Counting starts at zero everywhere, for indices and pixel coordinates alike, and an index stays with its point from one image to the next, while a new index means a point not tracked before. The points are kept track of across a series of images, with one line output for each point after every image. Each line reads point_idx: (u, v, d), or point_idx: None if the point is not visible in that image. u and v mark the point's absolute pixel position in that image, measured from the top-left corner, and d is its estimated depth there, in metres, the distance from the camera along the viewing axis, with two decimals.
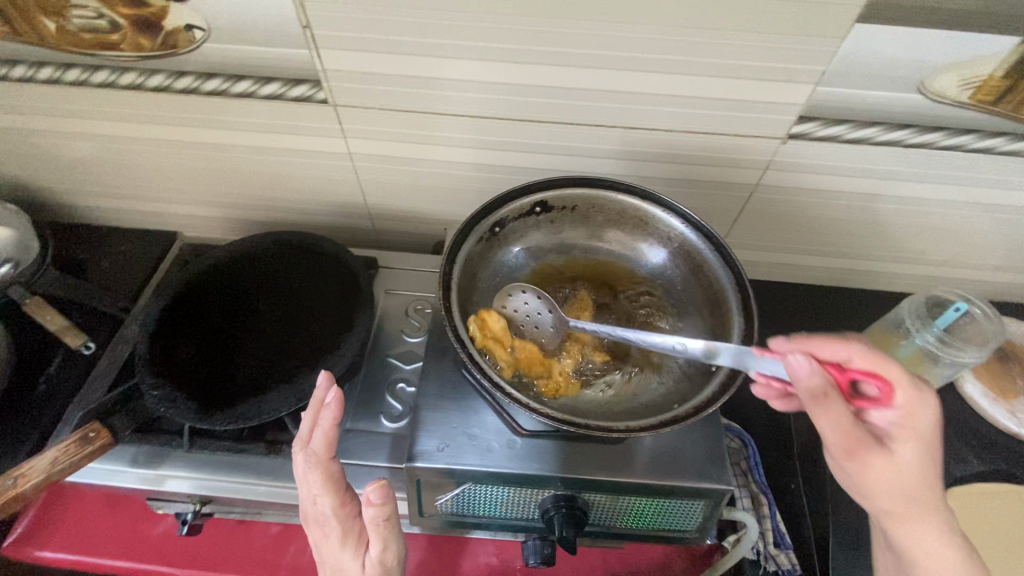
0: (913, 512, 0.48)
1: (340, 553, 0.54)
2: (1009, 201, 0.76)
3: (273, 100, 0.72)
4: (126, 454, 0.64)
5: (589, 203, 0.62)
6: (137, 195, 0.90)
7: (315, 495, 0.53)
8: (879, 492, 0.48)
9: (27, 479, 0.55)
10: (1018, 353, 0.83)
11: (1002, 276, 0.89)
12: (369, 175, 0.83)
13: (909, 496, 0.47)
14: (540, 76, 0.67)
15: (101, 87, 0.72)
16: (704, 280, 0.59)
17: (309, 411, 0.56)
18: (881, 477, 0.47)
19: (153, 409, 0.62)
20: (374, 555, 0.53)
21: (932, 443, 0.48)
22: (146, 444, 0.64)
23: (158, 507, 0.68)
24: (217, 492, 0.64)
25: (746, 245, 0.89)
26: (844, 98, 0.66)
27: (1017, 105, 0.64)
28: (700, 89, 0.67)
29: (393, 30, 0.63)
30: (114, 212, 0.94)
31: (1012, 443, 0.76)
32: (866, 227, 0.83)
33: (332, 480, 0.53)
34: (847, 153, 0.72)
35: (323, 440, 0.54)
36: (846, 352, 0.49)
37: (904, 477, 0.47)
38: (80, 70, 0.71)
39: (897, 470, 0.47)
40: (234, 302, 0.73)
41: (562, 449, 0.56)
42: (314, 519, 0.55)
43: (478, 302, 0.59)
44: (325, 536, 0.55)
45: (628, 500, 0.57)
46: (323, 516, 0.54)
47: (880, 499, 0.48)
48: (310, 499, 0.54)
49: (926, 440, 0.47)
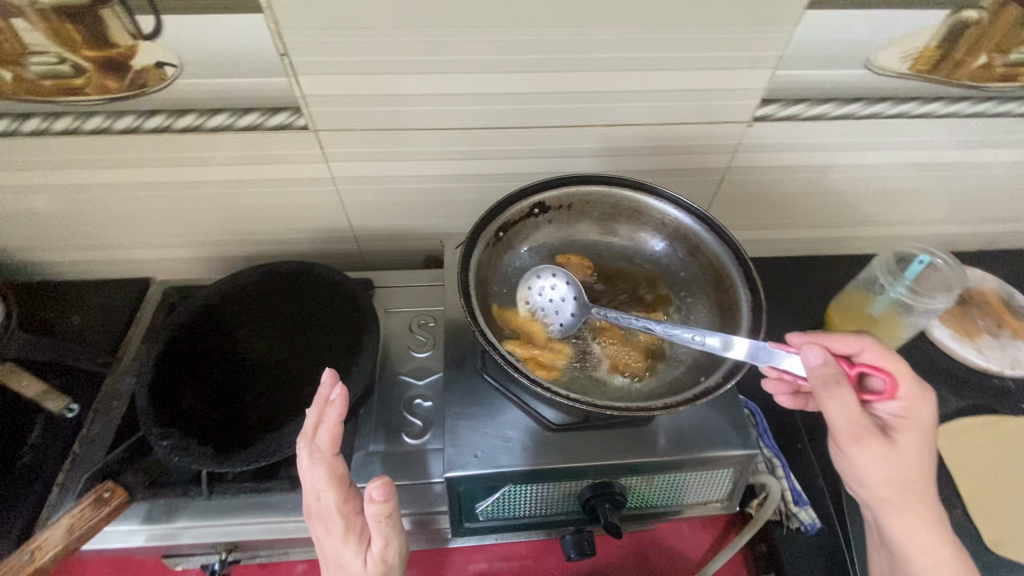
0: (902, 495, 0.53)
1: (342, 549, 0.52)
2: (950, 159, 0.84)
3: (252, 130, 0.71)
4: (139, 512, 0.61)
5: (584, 199, 0.65)
6: (105, 243, 0.86)
7: (318, 490, 0.52)
8: (880, 478, 0.53)
9: (43, 552, 0.53)
10: (974, 296, 0.91)
11: (949, 228, 0.98)
12: (353, 198, 0.82)
13: (910, 485, 0.53)
14: (517, 83, 0.69)
15: (65, 134, 0.69)
16: (703, 259, 0.62)
17: (314, 408, 0.56)
18: (881, 466, 0.52)
19: (164, 461, 0.59)
20: (377, 552, 0.52)
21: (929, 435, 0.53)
22: (161, 498, 0.61)
23: (176, 563, 0.65)
24: (244, 536, 0.62)
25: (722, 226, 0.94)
26: (801, 77, 0.71)
27: (949, 72, 0.71)
28: (670, 82, 0.70)
29: (373, 51, 0.64)
30: (79, 264, 0.89)
31: (981, 377, 0.84)
32: (829, 197, 0.89)
33: (335, 476, 0.52)
34: (807, 130, 0.77)
35: (327, 436, 0.53)
36: (859, 346, 0.57)
37: (904, 467, 0.53)
38: (40, 119, 0.67)
39: (898, 461, 0.52)
40: (231, 340, 0.71)
41: (594, 438, 0.57)
42: (316, 514, 0.53)
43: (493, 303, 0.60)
44: (327, 532, 0.53)
45: (663, 478, 0.58)
46: (326, 512, 0.53)
47: (877, 488, 0.54)
48: (312, 494, 0.53)
49: (923, 433, 0.53)
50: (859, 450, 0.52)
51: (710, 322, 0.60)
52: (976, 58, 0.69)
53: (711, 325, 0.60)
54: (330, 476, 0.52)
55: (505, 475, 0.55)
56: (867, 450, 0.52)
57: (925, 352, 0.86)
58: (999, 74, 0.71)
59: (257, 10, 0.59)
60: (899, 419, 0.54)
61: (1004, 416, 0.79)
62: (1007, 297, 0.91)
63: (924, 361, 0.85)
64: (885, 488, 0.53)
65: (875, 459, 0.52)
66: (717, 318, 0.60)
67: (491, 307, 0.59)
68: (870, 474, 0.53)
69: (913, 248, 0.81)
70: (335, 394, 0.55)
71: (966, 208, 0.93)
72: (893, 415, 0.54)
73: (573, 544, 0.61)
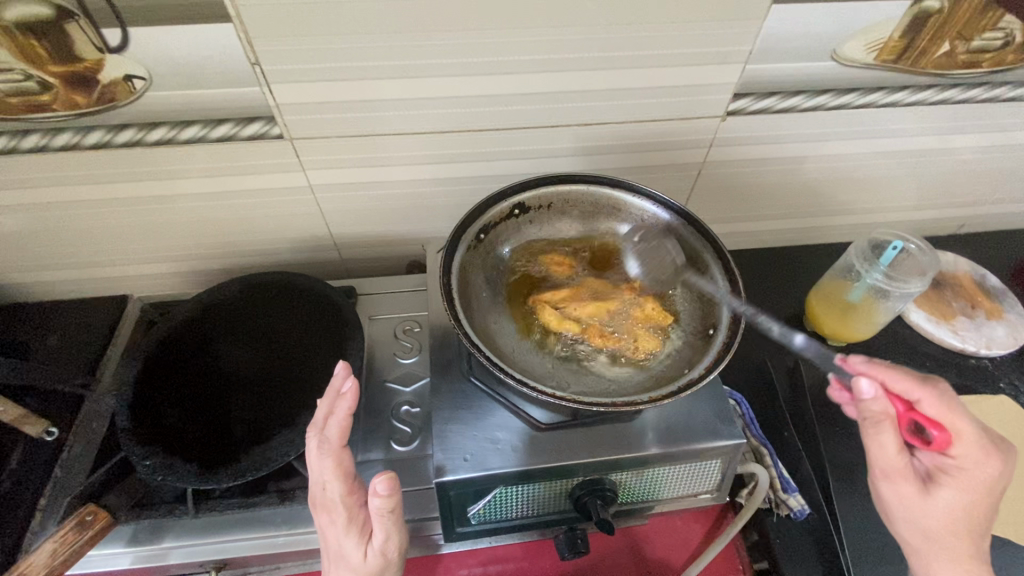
0: (929, 545, 0.54)
1: (344, 541, 0.52)
2: (918, 146, 0.86)
3: (226, 141, 0.70)
4: (124, 534, 0.60)
5: (563, 198, 0.66)
6: (79, 262, 0.84)
7: (324, 481, 0.52)
8: (909, 517, 0.55)
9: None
10: (947, 279, 0.93)
11: (921, 213, 1.00)
12: (332, 206, 0.82)
13: (935, 535, 0.54)
14: (492, 86, 0.69)
15: (33, 151, 0.68)
16: (682, 252, 0.64)
17: (326, 399, 0.55)
18: (908, 506, 0.55)
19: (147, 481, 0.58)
20: (377, 545, 0.52)
21: (977, 496, 0.52)
22: (146, 519, 0.60)
23: None
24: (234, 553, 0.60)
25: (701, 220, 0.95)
26: (772, 70, 0.72)
27: (914, 61, 0.73)
28: (644, 80, 0.71)
29: (346, 58, 0.64)
30: (53, 284, 0.87)
31: (958, 358, 0.86)
32: (805, 187, 0.91)
33: (342, 468, 0.51)
34: (780, 123, 0.78)
35: (337, 428, 0.52)
36: (920, 395, 0.52)
37: (938, 518, 0.53)
38: (7, 137, 0.66)
39: (928, 510, 0.53)
40: (214, 355, 0.70)
41: (583, 435, 0.57)
42: (320, 504, 0.52)
43: (477, 305, 0.60)
44: (330, 524, 0.52)
45: (653, 471, 0.59)
46: (331, 503, 0.52)
47: (904, 526, 0.56)
48: (317, 484, 0.52)
49: (970, 492, 0.52)
50: (887, 487, 0.55)
51: (693, 313, 0.61)
52: (940, 46, 0.71)
53: (694, 318, 0.60)
54: (337, 468, 0.51)
55: (496, 477, 0.55)
56: (894, 489, 0.55)
57: (903, 336, 0.88)
58: (962, 60, 0.73)
59: (227, 20, 0.58)
60: (945, 471, 0.53)
61: (982, 394, 0.81)
62: (980, 279, 0.94)
63: (903, 345, 0.87)
64: (913, 533, 0.55)
65: (902, 500, 0.55)
66: (699, 310, 0.61)
67: (476, 308, 0.59)
68: (898, 509, 0.56)
69: (887, 235, 0.83)
70: (347, 386, 0.54)
71: (937, 193, 0.96)
72: (939, 464, 0.54)
73: (567, 544, 0.61)
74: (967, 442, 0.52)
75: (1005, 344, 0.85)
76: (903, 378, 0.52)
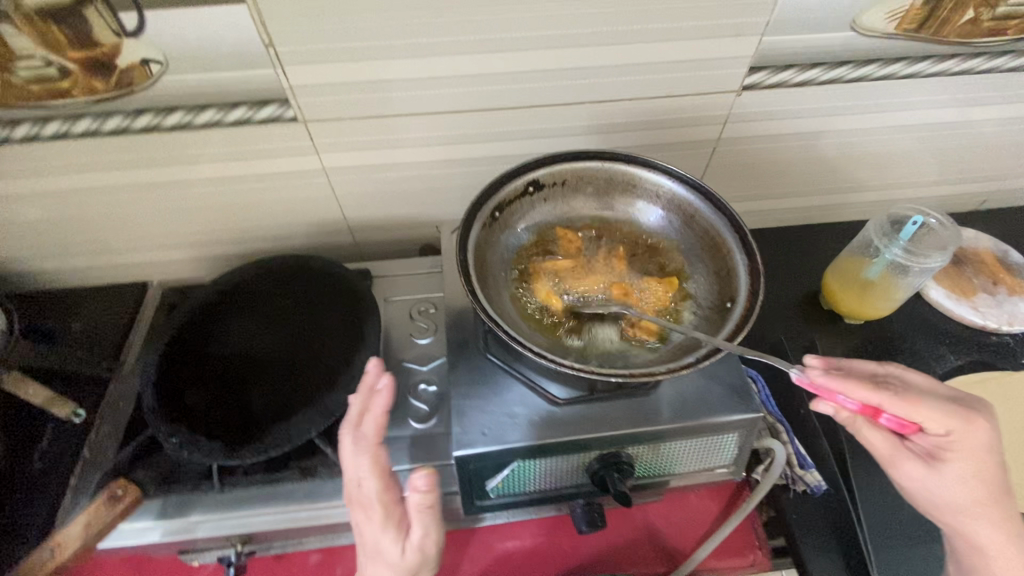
0: (967, 518, 0.53)
1: (380, 536, 0.52)
2: (940, 118, 0.84)
3: (243, 125, 0.71)
4: (152, 509, 0.61)
5: (577, 175, 0.65)
6: (99, 249, 0.86)
7: (360, 478, 0.52)
8: (932, 499, 0.54)
9: (64, 549, 0.59)
10: (968, 255, 0.91)
11: (942, 189, 0.98)
12: (345, 189, 0.82)
13: (967, 509, 0.52)
14: (505, 63, 0.69)
15: (54, 138, 0.69)
16: (698, 228, 0.63)
17: (358, 396, 0.56)
18: (926, 488, 0.53)
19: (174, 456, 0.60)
20: (415, 541, 0.52)
21: (983, 458, 0.51)
22: (174, 494, 0.62)
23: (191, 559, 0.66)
24: (256, 527, 0.62)
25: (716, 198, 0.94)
26: (788, 42, 0.71)
27: (936, 29, 0.71)
28: (657, 56, 0.70)
29: (358, 38, 0.64)
30: (74, 271, 0.89)
31: (978, 335, 0.85)
32: (822, 164, 0.89)
33: (379, 464, 0.52)
34: (797, 97, 0.77)
35: (375, 423, 0.53)
36: (879, 396, 0.50)
37: (956, 493, 0.52)
38: (28, 124, 0.67)
39: (943, 487, 0.52)
40: (233, 336, 0.71)
41: (600, 410, 0.58)
42: (356, 501, 0.53)
43: (490, 280, 0.60)
44: (365, 521, 0.52)
45: (668, 446, 0.59)
46: (367, 501, 0.52)
47: (937, 509, 0.54)
48: (353, 481, 0.53)
49: (974, 460, 0.51)
50: (900, 477, 0.54)
51: (710, 290, 0.60)
52: (962, 14, 0.70)
53: (712, 292, 0.60)
54: (374, 466, 0.52)
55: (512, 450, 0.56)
56: (907, 478, 0.54)
57: (923, 313, 0.87)
58: (986, 28, 0.72)
59: (241, 2, 0.59)
60: (944, 448, 0.52)
61: (1004, 370, 0.80)
62: (1001, 255, 0.92)
63: (923, 322, 0.86)
64: (950, 513, 0.53)
65: (920, 486, 0.53)
66: (716, 286, 0.60)
67: (491, 286, 0.59)
68: (918, 493, 0.54)
69: (905, 210, 0.82)
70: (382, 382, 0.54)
71: (959, 168, 0.94)
72: (936, 443, 0.52)
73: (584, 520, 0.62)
74: (943, 418, 0.50)
75: None
76: (856, 385, 0.50)
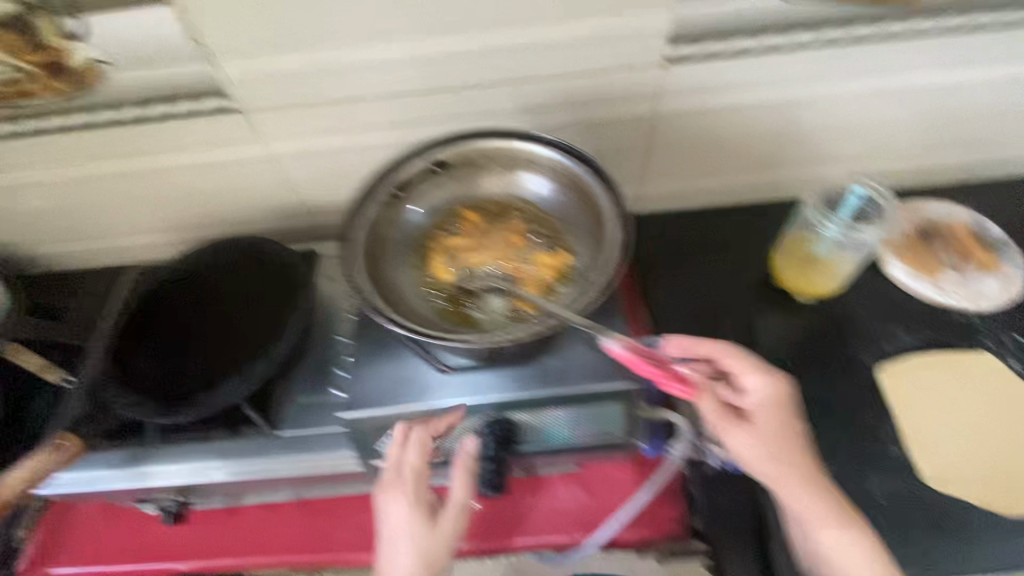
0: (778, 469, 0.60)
1: (405, 517, 0.61)
2: (895, 84, 0.79)
3: (191, 118, 0.76)
4: (102, 461, 0.72)
5: (480, 155, 0.70)
6: (89, 236, 0.95)
7: (410, 462, 0.61)
8: (749, 456, 0.62)
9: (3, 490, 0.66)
10: (940, 230, 0.89)
11: (917, 159, 0.92)
12: (294, 174, 0.87)
13: (779, 457, 0.61)
14: (420, 47, 0.71)
15: (30, 137, 0.78)
16: (586, 200, 0.67)
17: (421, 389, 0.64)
18: (747, 441, 0.61)
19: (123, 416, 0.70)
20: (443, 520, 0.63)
21: (786, 410, 0.63)
22: (122, 448, 0.72)
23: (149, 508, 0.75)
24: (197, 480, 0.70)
25: (667, 177, 0.92)
26: (711, 13, 0.73)
27: None
28: (571, 31, 0.70)
29: (284, 31, 0.68)
30: (72, 256, 0.99)
31: (938, 312, 0.83)
32: (773, 137, 0.87)
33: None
34: (726, 68, 0.75)
35: (444, 421, 0.63)
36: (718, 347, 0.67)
37: (768, 442, 0.61)
38: (9, 125, 0.77)
39: (759, 435, 0.62)
40: (181, 311, 0.78)
41: (487, 376, 0.64)
42: (396, 483, 0.62)
43: (381, 256, 0.66)
44: (398, 502, 0.61)
45: (549, 413, 0.65)
46: (406, 482, 0.62)
47: (756, 467, 0.61)
48: (401, 464, 0.62)
49: (779, 409, 0.63)
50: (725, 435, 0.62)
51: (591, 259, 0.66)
52: None
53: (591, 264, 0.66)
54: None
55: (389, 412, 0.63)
56: (731, 435, 0.62)
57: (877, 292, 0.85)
58: None
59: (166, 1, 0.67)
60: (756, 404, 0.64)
61: (955, 350, 0.79)
62: (979, 230, 0.89)
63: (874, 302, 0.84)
64: (766, 469, 0.61)
65: (741, 441, 0.61)
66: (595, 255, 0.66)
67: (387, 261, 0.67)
68: (739, 451, 0.62)
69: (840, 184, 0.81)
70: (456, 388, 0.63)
71: (932, 136, 0.88)
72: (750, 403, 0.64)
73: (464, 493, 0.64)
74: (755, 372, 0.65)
75: (994, 299, 0.83)
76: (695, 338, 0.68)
